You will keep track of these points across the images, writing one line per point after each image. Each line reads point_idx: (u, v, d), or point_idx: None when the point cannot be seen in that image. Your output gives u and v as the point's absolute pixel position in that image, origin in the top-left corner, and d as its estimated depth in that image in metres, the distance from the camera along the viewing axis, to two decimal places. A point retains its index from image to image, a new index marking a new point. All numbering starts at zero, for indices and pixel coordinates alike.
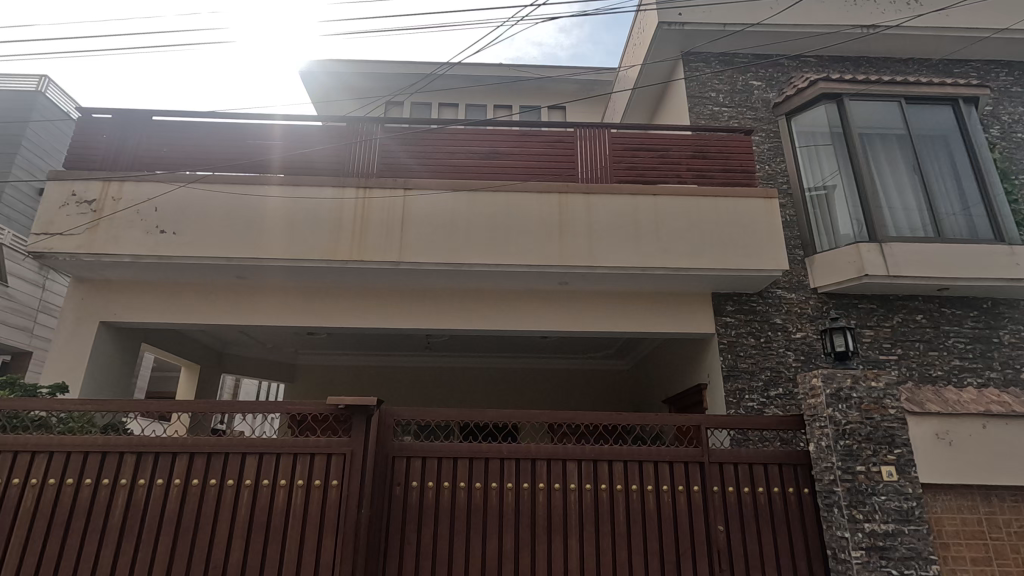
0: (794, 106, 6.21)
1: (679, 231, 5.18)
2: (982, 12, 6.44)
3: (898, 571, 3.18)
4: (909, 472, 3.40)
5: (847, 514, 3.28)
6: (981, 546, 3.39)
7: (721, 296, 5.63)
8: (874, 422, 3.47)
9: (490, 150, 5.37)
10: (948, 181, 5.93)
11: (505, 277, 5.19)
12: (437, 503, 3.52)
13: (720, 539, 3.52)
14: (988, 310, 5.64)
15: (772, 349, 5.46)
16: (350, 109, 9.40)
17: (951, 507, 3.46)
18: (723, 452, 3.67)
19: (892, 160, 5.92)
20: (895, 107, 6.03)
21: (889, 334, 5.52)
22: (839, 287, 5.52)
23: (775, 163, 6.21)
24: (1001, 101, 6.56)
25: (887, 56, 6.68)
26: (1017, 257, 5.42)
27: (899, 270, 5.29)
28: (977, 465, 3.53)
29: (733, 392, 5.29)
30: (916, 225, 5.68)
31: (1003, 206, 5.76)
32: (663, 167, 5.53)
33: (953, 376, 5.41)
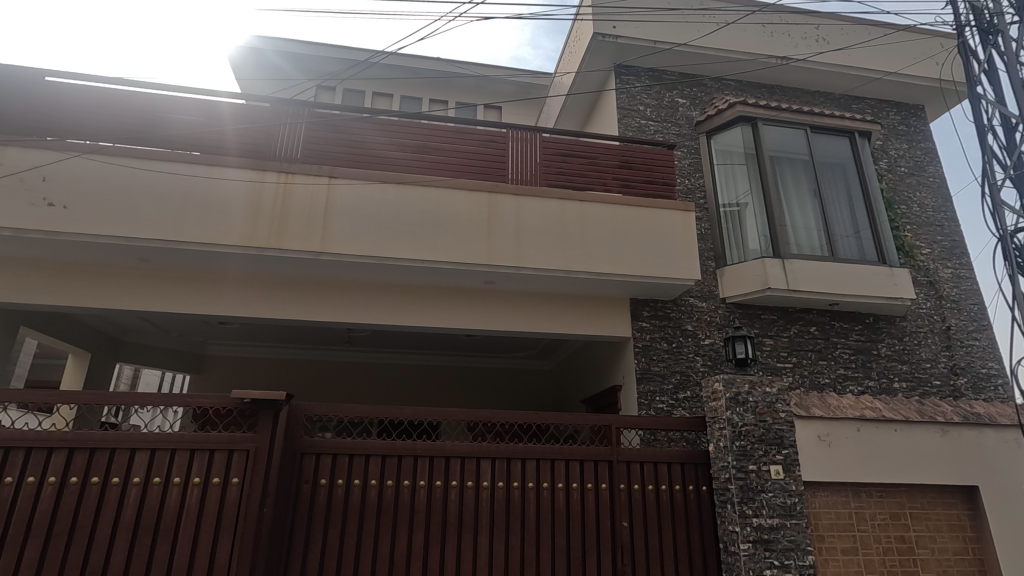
0: (714, 126, 6.60)
1: (602, 236, 5.35)
2: (878, 55, 7.14)
3: (779, 562, 3.45)
4: (795, 471, 3.70)
5: (738, 509, 3.52)
6: (850, 538, 3.77)
7: (638, 302, 5.88)
8: (767, 424, 3.75)
9: (421, 144, 5.31)
10: (843, 205, 6.51)
11: (430, 273, 5.15)
12: (347, 501, 3.44)
13: (624, 535, 3.68)
14: (870, 324, 6.24)
15: (683, 354, 5.76)
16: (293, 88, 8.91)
17: (827, 502, 3.85)
18: (630, 452, 3.84)
19: (797, 183, 6.42)
20: (802, 135, 6.54)
21: (786, 343, 5.98)
22: (745, 299, 5.93)
23: (694, 178, 6.55)
24: (890, 137, 7.29)
25: (797, 86, 7.24)
26: (896, 278, 6.05)
27: (797, 285, 5.77)
28: (849, 465, 3.90)
29: (645, 393, 5.53)
30: (814, 244, 6.20)
31: (886, 232, 6.40)
32: (591, 174, 5.69)
33: (838, 383, 5.94)
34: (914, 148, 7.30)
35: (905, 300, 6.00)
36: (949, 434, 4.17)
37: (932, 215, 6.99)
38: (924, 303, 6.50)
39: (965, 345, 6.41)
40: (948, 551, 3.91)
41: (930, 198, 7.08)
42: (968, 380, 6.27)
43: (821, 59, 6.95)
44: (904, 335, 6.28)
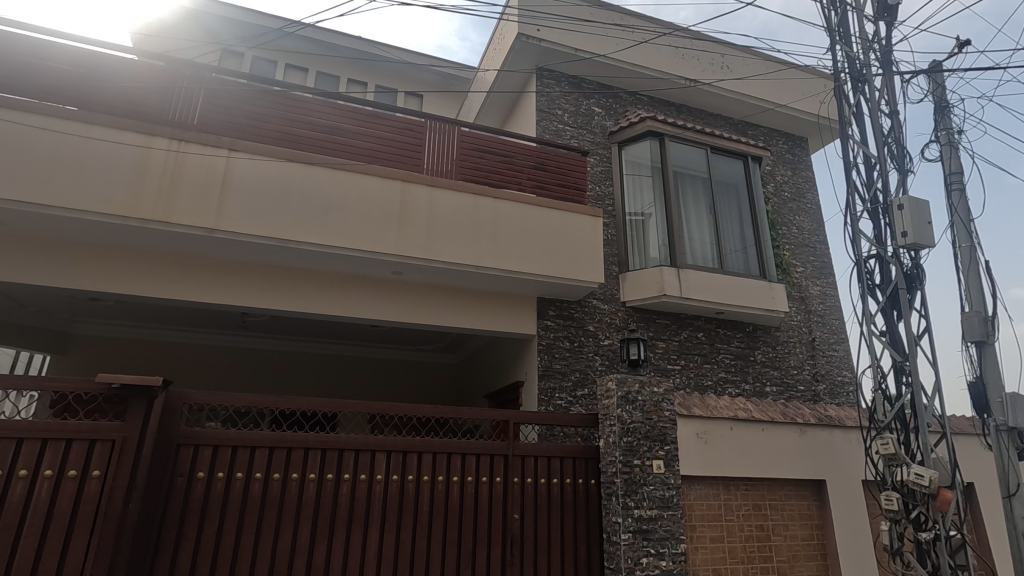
0: (625, 137, 6.92)
1: (513, 235, 5.43)
2: (772, 88, 7.82)
3: (655, 550, 3.70)
4: (674, 465, 3.99)
5: (622, 502, 3.74)
6: (717, 527, 4.15)
7: (544, 301, 6.04)
8: (652, 422, 4.01)
9: (333, 124, 5.09)
10: (734, 222, 7.07)
11: (335, 260, 4.97)
12: (227, 495, 3.26)
13: (514, 528, 3.77)
14: (750, 333, 6.84)
15: (583, 353, 6.00)
16: (204, 49, 8.17)
17: (700, 494, 4.19)
18: (525, 447, 3.95)
19: (695, 198, 6.89)
20: (702, 154, 7.03)
21: (677, 347, 6.41)
22: (643, 303, 6.29)
23: (604, 185, 6.83)
24: (777, 163, 8.02)
25: (702, 108, 7.76)
26: (773, 292, 6.67)
27: (690, 293, 6.20)
28: (721, 460, 4.26)
29: (545, 390, 5.70)
30: (706, 256, 6.69)
31: (768, 249, 7.04)
32: (506, 173, 5.75)
33: (719, 386, 6.46)
34: (797, 176, 8.09)
35: (780, 312, 6.63)
36: (806, 433, 4.67)
37: (808, 237, 7.78)
38: (795, 316, 7.24)
39: (826, 355, 7.22)
40: (798, 537, 4.41)
41: (807, 222, 7.88)
42: (826, 386, 7.07)
43: (724, 85, 7.50)
44: (777, 344, 6.96)
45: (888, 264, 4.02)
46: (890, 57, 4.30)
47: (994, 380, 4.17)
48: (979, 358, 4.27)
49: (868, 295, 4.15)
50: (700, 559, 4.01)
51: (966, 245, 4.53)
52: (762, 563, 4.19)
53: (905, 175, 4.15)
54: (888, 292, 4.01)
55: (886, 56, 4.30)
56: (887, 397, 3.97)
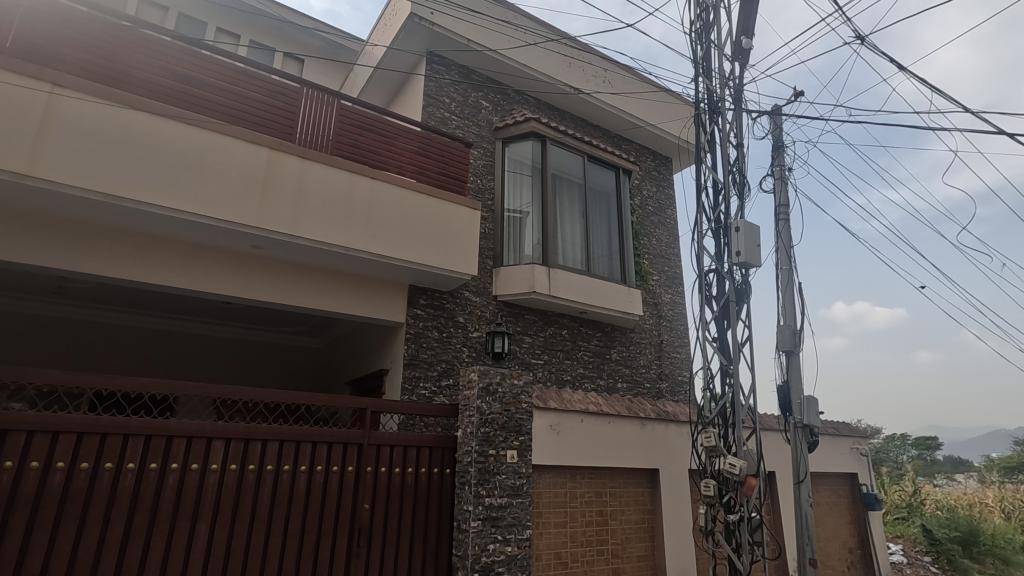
0: (509, 135, 7.04)
1: (388, 218, 5.27)
2: (646, 108, 8.44)
3: (502, 537, 3.82)
4: (527, 456, 4.14)
5: (474, 490, 3.80)
6: (562, 513, 4.42)
7: (416, 289, 5.95)
8: (510, 413, 4.14)
9: (191, 75, 4.55)
10: (603, 228, 7.52)
11: (183, 226, 4.45)
12: (16, 488, 2.79)
13: (363, 519, 3.68)
14: (608, 333, 7.34)
15: (451, 344, 6.02)
16: None
17: (549, 483, 4.43)
18: (381, 436, 3.87)
19: (570, 201, 7.21)
20: (579, 160, 7.38)
21: (541, 343, 6.68)
22: (513, 298, 6.46)
23: (485, 179, 6.90)
24: (645, 178, 8.68)
25: (583, 117, 8.14)
26: (631, 296, 7.21)
27: (557, 292, 6.48)
28: (570, 450, 4.52)
29: (409, 379, 5.62)
30: (576, 258, 7.05)
31: (630, 257, 7.59)
32: (386, 154, 5.57)
33: (577, 380, 6.84)
34: (660, 192, 8.82)
35: (635, 316, 7.18)
36: (646, 426, 5.13)
37: (664, 249, 8.53)
38: (648, 320, 7.90)
39: (670, 357, 7.98)
40: (632, 521, 4.83)
41: (665, 236, 8.63)
42: (668, 385, 7.82)
43: (604, 99, 7.94)
44: (630, 345, 7.54)
45: (724, 278, 4.53)
46: (740, 95, 4.84)
47: (795, 385, 4.89)
48: (787, 365, 4.98)
49: (705, 304, 4.64)
50: (544, 544, 4.23)
51: (785, 268, 5.26)
52: (599, 546, 4.53)
53: (744, 201, 4.70)
54: (722, 304, 4.52)
55: (737, 94, 4.84)
56: (714, 396, 4.49)
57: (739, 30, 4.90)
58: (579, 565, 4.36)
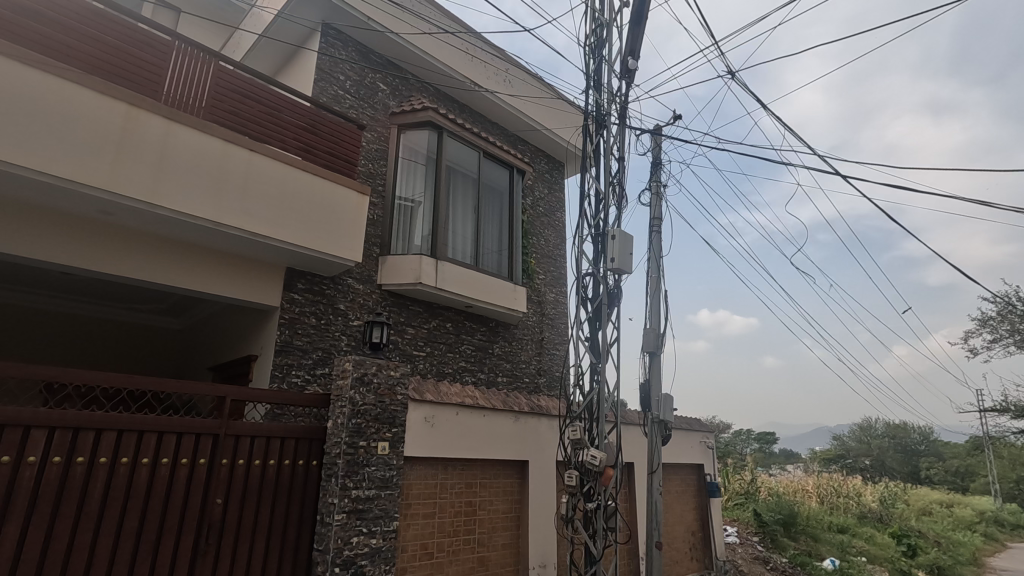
0: (406, 122, 6.88)
1: (266, 195, 4.94)
2: (542, 112, 8.71)
3: (367, 529, 3.77)
4: (399, 447, 4.12)
5: (340, 483, 3.71)
6: (431, 503, 4.46)
7: (294, 272, 5.64)
8: (384, 405, 4.08)
9: (33, 8, 3.93)
10: (494, 225, 7.63)
11: (12, 181, 3.81)
12: None
13: (214, 513, 3.45)
14: (492, 328, 7.49)
15: (329, 331, 5.79)
16: None
17: (420, 474, 4.46)
18: (241, 426, 3.65)
19: (463, 195, 7.23)
20: (474, 155, 7.43)
21: (424, 335, 6.65)
22: (398, 288, 6.36)
23: (377, 165, 6.70)
24: (537, 180, 8.94)
25: (482, 113, 8.20)
26: (516, 293, 7.40)
27: (443, 284, 6.48)
28: (443, 442, 4.56)
29: (280, 366, 5.33)
30: (465, 252, 7.09)
31: (518, 255, 7.79)
32: (269, 126, 5.21)
33: (458, 373, 6.90)
34: (551, 195, 9.14)
35: (519, 312, 7.38)
36: (519, 420, 5.32)
37: (551, 250, 8.86)
38: (531, 317, 8.17)
39: (549, 353, 8.33)
40: (500, 510, 5.00)
41: (553, 237, 8.96)
42: (545, 380, 8.17)
43: (503, 98, 8.06)
44: (512, 340, 7.75)
45: (598, 282, 4.82)
46: (625, 112, 5.17)
47: (655, 384, 5.34)
48: (650, 365, 5.41)
49: (581, 305, 4.91)
50: (410, 535, 4.24)
51: (654, 276, 5.71)
52: (466, 535, 4.64)
53: (621, 212, 5.03)
54: (596, 306, 4.81)
55: (622, 110, 5.16)
56: (582, 392, 4.77)
57: (627, 51, 5.23)
58: (445, 555, 4.43)
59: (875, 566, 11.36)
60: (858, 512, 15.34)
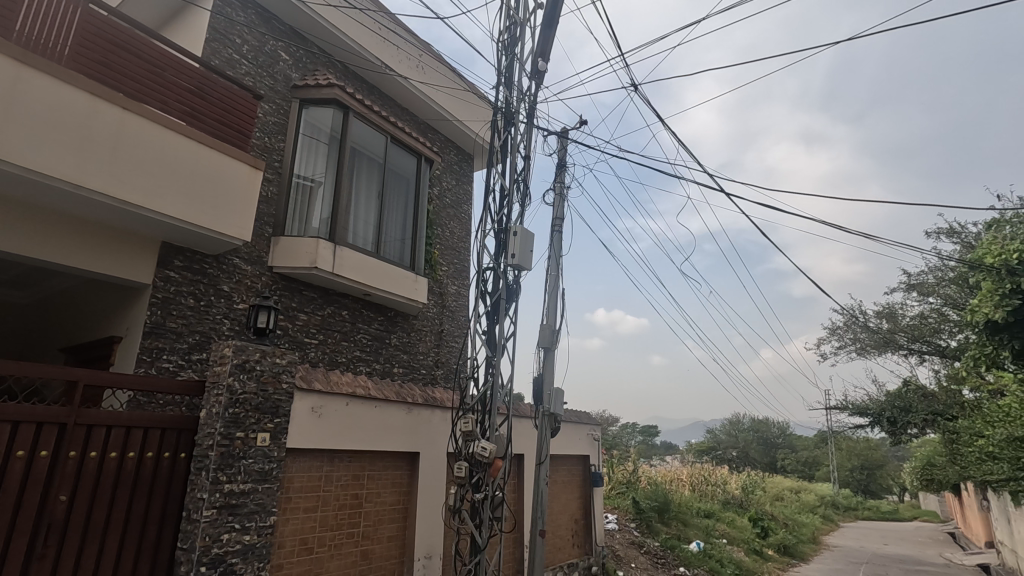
0: (309, 97, 6.52)
1: (140, 160, 4.46)
2: (454, 103, 8.63)
3: (240, 525, 3.55)
4: (280, 439, 3.91)
5: (212, 477, 3.45)
6: (314, 497, 4.30)
7: (171, 248, 5.15)
8: (266, 394, 3.86)
9: None
10: (398, 213, 7.45)
11: None
12: None
13: (56, 511, 3.08)
14: (390, 317, 7.33)
15: (209, 314, 5.36)
16: None
17: (303, 466, 4.28)
18: (96, 415, 3.28)
19: (367, 179, 6.99)
20: (381, 139, 7.20)
21: (317, 322, 6.36)
22: (290, 272, 6.02)
23: (274, 139, 6.31)
24: (446, 171, 8.86)
25: (392, 97, 7.96)
26: (417, 284, 7.29)
27: (340, 270, 6.22)
28: (330, 434, 4.40)
29: (149, 349, 4.85)
30: (365, 238, 6.87)
31: (421, 245, 7.68)
32: (148, 84, 4.71)
33: (352, 363, 6.68)
34: (458, 187, 9.10)
35: (419, 303, 7.29)
36: (412, 411, 5.26)
37: (455, 243, 8.83)
38: (432, 308, 8.10)
39: (447, 346, 8.31)
40: (387, 503, 4.92)
41: (457, 230, 8.94)
42: (442, 372, 8.14)
43: (415, 84, 7.89)
44: (410, 331, 7.64)
45: (498, 277, 4.88)
46: (533, 112, 5.28)
47: (548, 378, 5.52)
48: (544, 360, 5.59)
49: (480, 299, 4.94)
50: (288, 530, 4.06)
51: (553, 274, 5.89)
52: (350, 529, 4.52)
53: (524, 209, 5.14)
54: (494, 300, 4.87)
55: (531, 110, 5.27)
56: (476, 385, 4.82)
57: (538, 52, 5.32)
58: (326, 550, 4.29)
59: (733, 547, 12.59)
60: (722, 498, 16.89)
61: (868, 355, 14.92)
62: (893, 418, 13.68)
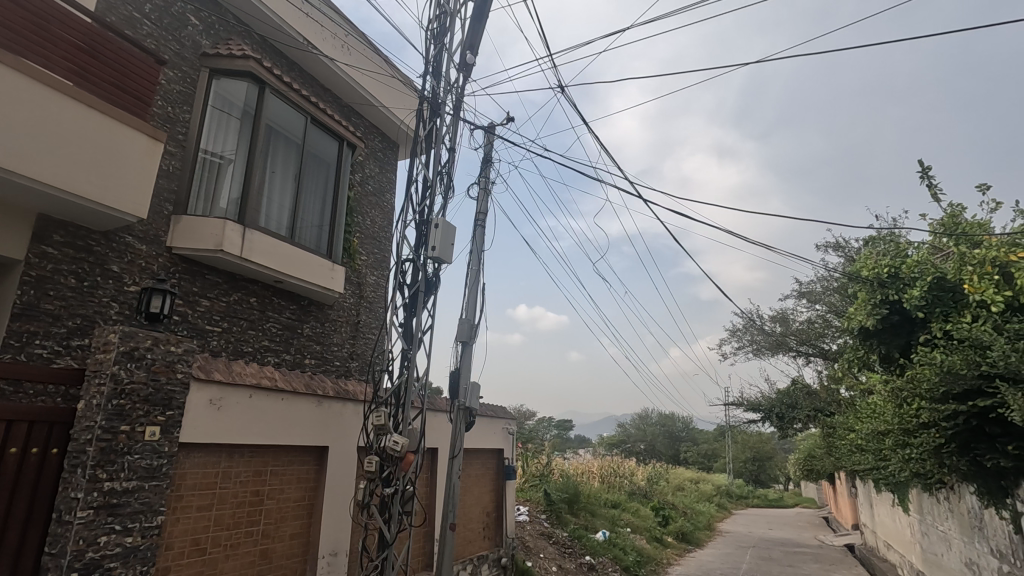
0: (221, 67, 6.08)
1: (17, 119, 3.95)
2: (380, 89, 8.39)
3: (121, 526, 3.26)
4: (172, 433, 3.63)
5: (89, 474, 3.14)
6: (209, 495, 4.04)
7: (50, 221, 4.62)
8: (158, 384, 3.58)
9: None
10: (316, 198, 7.13)
11: None
12: None
13: None
14: (303, 307, 7.02)
15: (94, 296, 4.86)
16: None
17: (198, 463, 4.01)
18: None
19: (283, 160, 6.63)
20: (300, 119, 6.85)
21: (221, 308, 5.96)
22: (192, 253, 5.60)
23: (179, 109, 5.79)
24: (369, 157, 8.58)
25: (313, 76, 7.59)
26: (334, 273, 7.01)
27: (249, 254, 5.86)
28: (230, 427, 4.15)
29: (18, 333, 4.33)
30: (279, 222, 6.51)
31: (340, 233, 7.39)
32: (30, 35, 4.19)
33: (259, 353, 6.32)
34: (381, 175, 8.86)
35: (335, 293, 7.01)
36: (322, 405, 5.07)
37: (375, 232, 8.60)
38: (349, 298, 7.85)
39: (363, 337, 8.09)
40: (290, 499, 4.71)
41: (379, 218, 8.71)
42: (357, 364, 7.91)
43: (338, 65, 7.57)
44: (325, 321, 7.36)
45: (417, 269, 4.80)
46: (460, 104, 5.24)
47: (464, 372, 5.51)
48: (462, 354, 5.57)
49: (398, 291, 4.85)
50: (178, 530, 3.79)
51: (474, 268, 5.89)
52: (249, 527, 4.29)
53: (447, 202, 5.09)
54: (412, 292, 4.79)
55: (458, 102, 5.23)
56: (390, 378, 4.72)
57: (466, 44, 5.29)
58: (221, 550, 4.05)
59: (636, 535, 13.25)
60: (629, 489, 17.71)
61: (763, 356, 16.18)
62: (781, 413, 14.93)
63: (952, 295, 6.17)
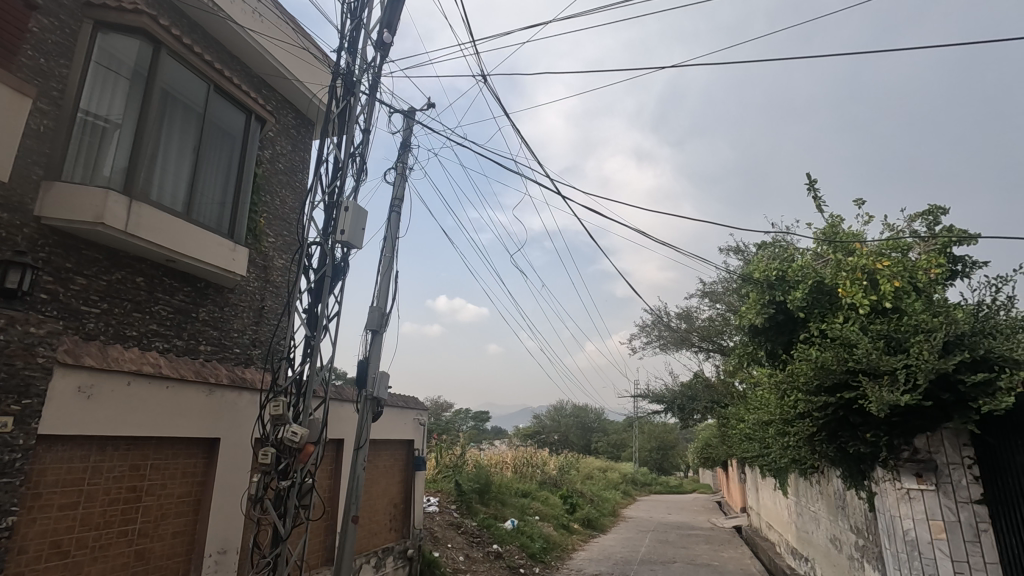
0: (108, 21, 5.47)
1: None
2: (293, 62, 7.94)
3: None
4: (30, 424, 3.37)
5: None
6: (73, 492, 3.67)
7: None
8: (13, 370, 3.32)
9: None
10: (217, 173, 6.61)
11: None
12: None
13: None
14: (200, 289, 6.50)
15: None
16: None
17: (61, 457, 3.62)
18: None
19: (180, 129, 6.08)
20: (202, 86, 6.31)
21: (101, 287, 5.39)
22: (66, 226, 5.01)
23: (55, 62, 5.19)
24: (280, 134, 8.10)
25: (219, 42, 7.04)
26: (235, 254, 6.52)
27: (136, 228, 5.31)
28: (102, 418, 3.75)
29: None
30: (173, 196, 5.96)
31: (244, 212, 6.91)
32: None
33: (144, 338, 5.80)
34: (293, 153, 8.39)
35: (236, 275, 6.55)
36: (214, 394, 4.73)
37: (285, 213, 8.15)
38: (252, 282, 7.39)
39: (267, 323, 7.66)
40: (172, 495, 4.35)
41: (288, 199, 8.25)
42: (259, 351, 7.48)
43: (247, 32, 7.06)
44: (223, 305, 6.87)
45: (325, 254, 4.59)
46: (377, 84, 5.07)
47: (372, 362, 5.35)
48: (370, 343, 5.41)
49: (302, 275, 4.61)
50: (33, 532, 3.41)
51: (387, 255, 5.72)
52: (122, 527, 3.93)
53: (359, 185, 4.91)
54: (319, 278, 4.57)
55: (374, 82, 5.05)
56: (291, 366, 4.50)
57: (383, 23, 5.11)
58: (87, 553, 3.67)
59: (544, 523, 13.60)
60: (540, 479, 18.16)
61: (668, 350, 17.15)
62: (682, 405, 15.89)
63: (828, 297, 6.78)
